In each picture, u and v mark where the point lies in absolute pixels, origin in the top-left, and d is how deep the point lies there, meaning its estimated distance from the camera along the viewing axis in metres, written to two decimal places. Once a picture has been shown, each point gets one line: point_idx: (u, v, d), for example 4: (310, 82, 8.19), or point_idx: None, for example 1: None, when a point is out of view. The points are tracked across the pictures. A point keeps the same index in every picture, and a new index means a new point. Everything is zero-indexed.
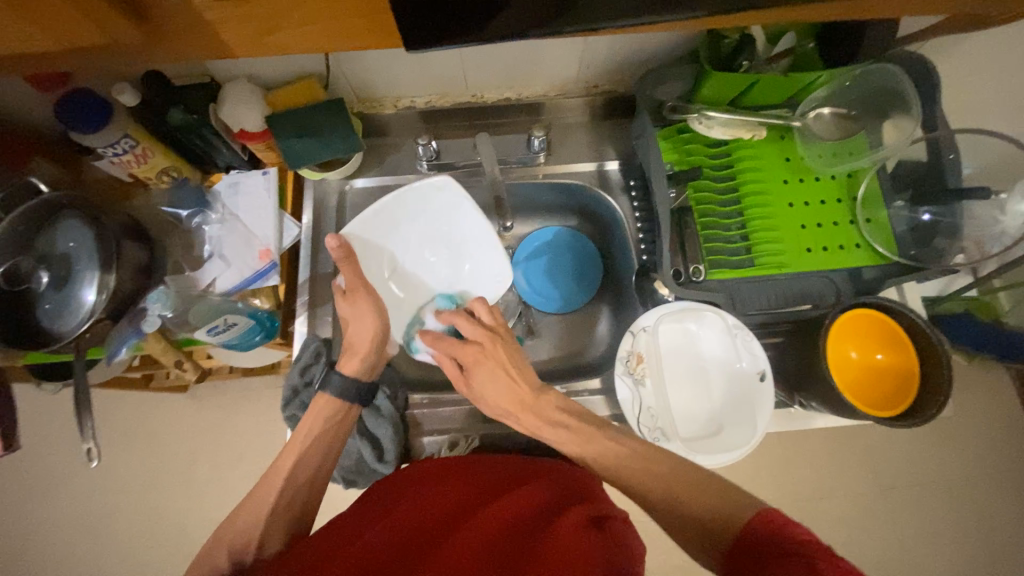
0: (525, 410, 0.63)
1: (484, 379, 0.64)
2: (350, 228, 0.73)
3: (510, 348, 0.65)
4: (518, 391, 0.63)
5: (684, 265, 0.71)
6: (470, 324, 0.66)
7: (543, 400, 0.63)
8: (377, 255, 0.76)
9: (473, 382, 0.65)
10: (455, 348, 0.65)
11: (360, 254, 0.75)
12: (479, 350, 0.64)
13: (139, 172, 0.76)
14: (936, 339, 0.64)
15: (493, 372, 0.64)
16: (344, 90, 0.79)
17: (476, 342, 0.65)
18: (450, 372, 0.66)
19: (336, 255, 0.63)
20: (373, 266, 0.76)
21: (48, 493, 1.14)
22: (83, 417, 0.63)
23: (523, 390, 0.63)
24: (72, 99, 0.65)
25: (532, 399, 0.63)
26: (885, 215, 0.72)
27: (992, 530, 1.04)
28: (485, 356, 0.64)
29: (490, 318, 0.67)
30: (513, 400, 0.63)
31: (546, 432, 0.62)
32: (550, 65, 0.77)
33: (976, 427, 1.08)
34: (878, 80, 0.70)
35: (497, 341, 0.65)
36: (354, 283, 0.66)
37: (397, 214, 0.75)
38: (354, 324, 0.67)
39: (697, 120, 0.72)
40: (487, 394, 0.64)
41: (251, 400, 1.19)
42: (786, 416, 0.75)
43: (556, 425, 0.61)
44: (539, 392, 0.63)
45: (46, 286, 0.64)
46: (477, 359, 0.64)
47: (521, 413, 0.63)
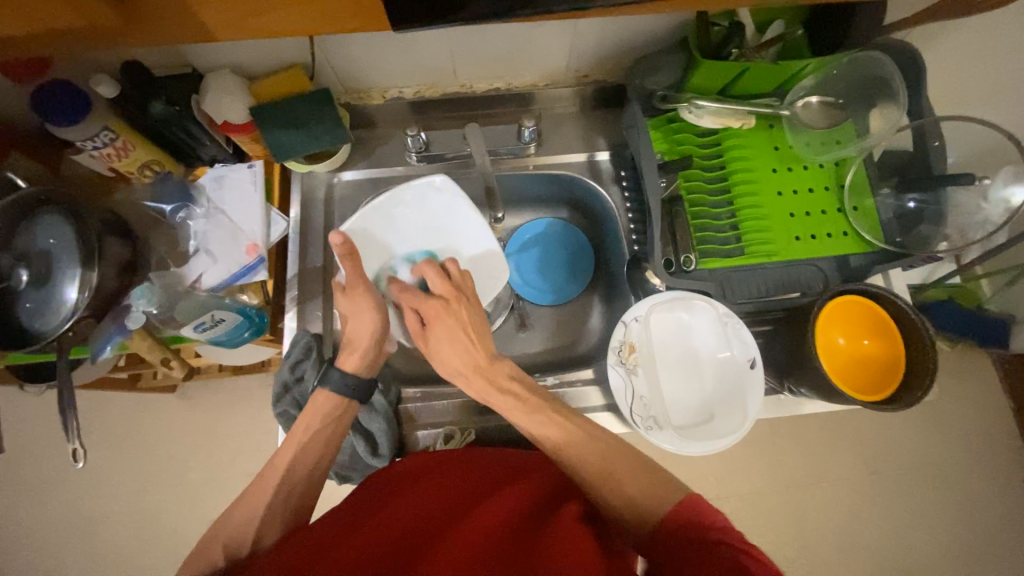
0: (479, 374, 0.61)
1: (442, 334, 0.62)
2: (348, 224, 0.73)
3: (473, 310, 0.63)
4: (475, 354, 0.61)
5: (676, 253, 0.70)
6: (437, 276, 0.64)
7: (497, 366, 0.62)
8: (377, 253, 0.75)
9: (431, 337, 0.63)
10: (418, 298, 0.63)
11: (359, 250, 0.73)
12: (440, 304, 0.62)
13: (120, 167, 0.74)
14: (921, 325, 0.65)
15: (453, 327, 0.62)
16: (330, 80, 0.78)
17: (439, 296, 0.63)
18: (411, 325, 0.64)
19: (339, 251, 0.60)
20: (371, 262, 0.74)
21: (35, 495, 1.12)
22: (69, 417, 0.62)
23: (479, 351, 0.61)
24: (48, 90, 0.63)
25: (487, 363, 0.61)
26: (872, 203, 0.73)
27: (974, 510, 1.07)
28: (446, 309, 0.62)
29: (457, 274, 0.66)
30: (467, 363, 0.62)
31: (495, 396, 0.61)
32: (540, 54, 0.76)
33: (960, 411, 1.10)
34: (867, 67, 0.71)
35: (458, 298, 0.63)
36: (354, 281, 0.63)
37: (396, 212, 0.74)
38: (353, 321, 0.65)
39: (688, 109, 0.73)
40: (444, 352, 0.62)
41: (242, 397, 1.18)
42: (775, 403, 0.75)
43: (509, 393, 0.60)
44: (494, 358, 0.62)
45: (26, 285, 0.62)
46: (438, 314, 0.62)
47: (474, 377, 0.61)
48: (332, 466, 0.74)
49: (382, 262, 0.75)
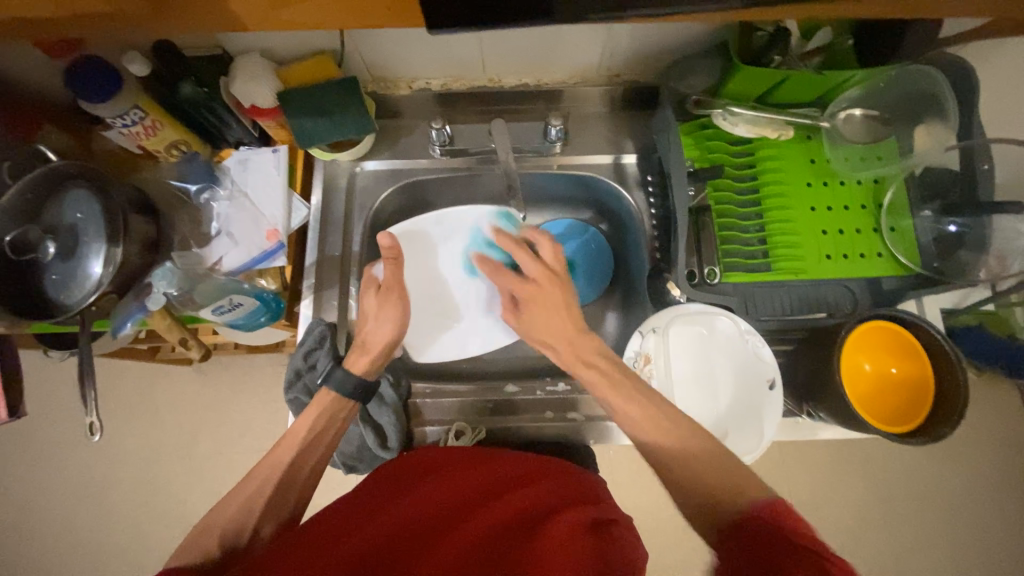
0: (569, 350, 0.61)
1: (537, 313, 0.63)
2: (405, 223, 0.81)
3: (567, 291, 0.63)
4: (567, 326, 0.61)
5: (700, 265, 0.69)
6: (529, 258, 0.64)
7: (584, 338, 0.61)
8: (418, 254, 0.81)
9: (527, 317, 0.64)
10: (512, 281, 0.65)
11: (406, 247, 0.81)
12: (535, 288, 0.63)
13: (148, 145, 0.75)
14: (954, 357, 0.62)
15: (548, 313, 0.62)
16: (358, 68, 0.77)
17: (534, 278, 0.64)
18: (506, 303, 0.67)
19: (387, 252, 0.65)
20: (413, 262, 0.81)
21: (54, 455, 1.16)
22: (87, 389, 0.64)
23: (569, 326, 0.61)
24: (81, 66, 0.64)
25: (577, 335, 0.61)
26: (910, 224, 0.70)
27: (988, 544, 1.03)
28: (540, 294, 0.63)
29: (550, 255, 0.64)
30: (563, 334, 0.62)
31: (581, 371, 0.60)
32: (572, 51, 0.74)
33: (983, 441, 1.06)
34: (917, 81, 0.67)
35: (553, 280, 0.63)
36: (392, 283, 0.66)
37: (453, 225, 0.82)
38: (373, 323, 0.67)
39: (722, 116, 0.69)
40: (536, 328, 0.64)
41: (254, 376, 1.19)
42: (792, 425, 0.75)
43: (591, 366, 0.59)
44: (585, 332, 0.61)
45: (53, 257, 0.63)
46: (533, 297, 0.63)
47: (568, 351, 0.61)
48: (336, 454, 0.74)
49: (419, 266, 0.81)
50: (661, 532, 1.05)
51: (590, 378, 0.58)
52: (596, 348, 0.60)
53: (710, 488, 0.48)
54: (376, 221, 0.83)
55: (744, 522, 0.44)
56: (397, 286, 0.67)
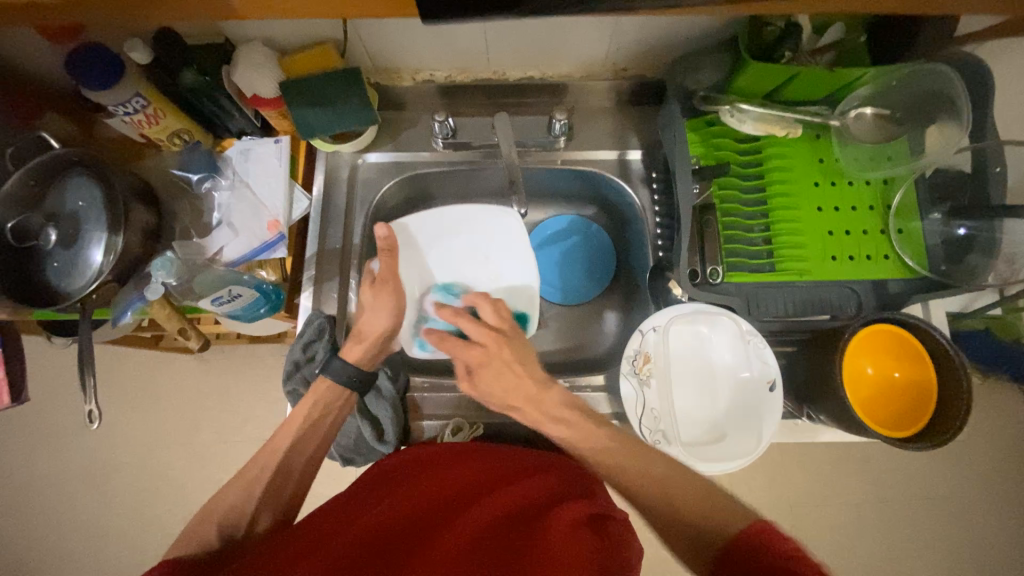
0: (530, 406, 0.59)
1: (491, 379, 0.61)
2: (405, 219, 0.79)
3: (516, 347, 0.62)
4: (523, 385, 0.60)
5: (702, 265, 0.67)
6: (472, 323, 0.61)
7: (547, 394, 0.60)
8: (414, 252, 0.79)
9: (480, 382, 0.62)
10: (460, 351, 0.62)
11: (402, 244, 0.79)
12: (483, 353, 0.61)
13: (150, 133, 0.75)
14: (958, 361, 0.61)
15: (500, 369, 0.60)
16: (361, 59, 0.76)
17: (483, 344, 0.61)
18: (457, 370, 0.63)
19: (382, 244, 0.65)
20: (409, 259, 0.79)
21: (57, 441, 1.17)
22: (87, 378, 0.64)
23: (530, 386, 0.59)
24: (83, 52, 0.64)
25: (538, 393, 0.59)
26: (918, 227, 0.68)
27: (987, 549, 1.03)
28: (490, 358, 0.61)
29: (493, 316, 0.63)
30: (523, 395, 0.60)
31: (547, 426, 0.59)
32: (577, 44, 0.73)
33: (985, 446, 1.05)
34: (928, 81, 0.66)
35: (502, 342, 0.61)
36: (386, 276, 0.66)
37: (453, 224, 0.80)
38: (369, 313, 0.67)
39: (730, 112, 0.68)
40: (491, 391, 0.61)
41: (255, 366, 1.20)
42: (791, 427, 0.74)
43: (557, 420, 0.59)
44: (544, 386, 0.60)
45: (54, 245, 0.63)
46: (483, 362, 0.61)
47: (531, 410, 0.59)
48: (334, 447, 0.74)
49: (417, 262, 0.79)
50: (657, 531, 1.05)
51: (562, 434, 0.58)
52: (560, 400, 0.60)
53: (699, 511, 0.47)
54: (377, 213, 0.83)
55: (731, 548, 0.43)
56: (393, 278, 0.67)
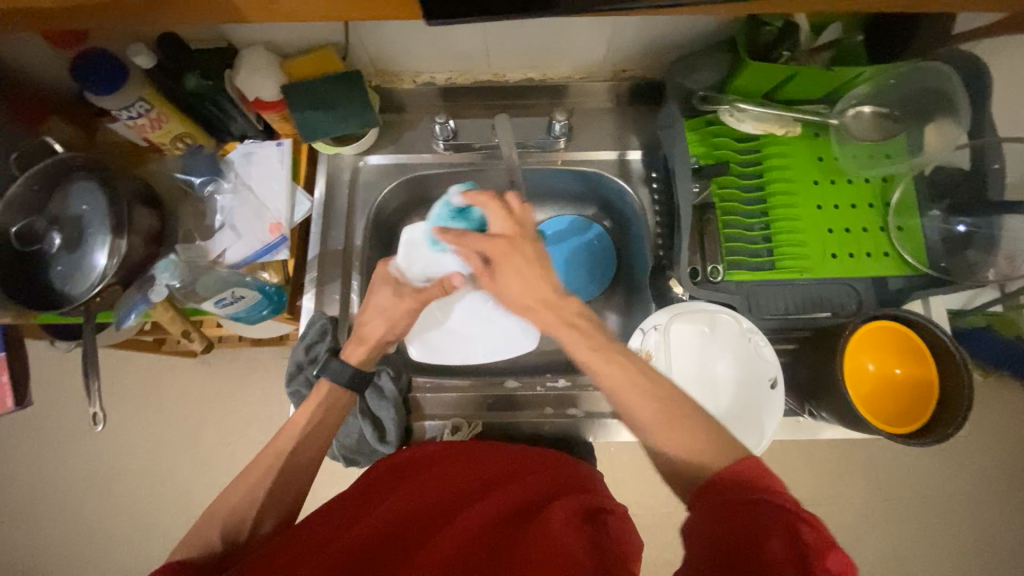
0: (547, 308, 0.58)
1: (511, 274, 0.59)
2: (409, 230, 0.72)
3: (538, 247, 0.60)
4: (543, 288, 0.58)
5: (702, 263, 0.68)
6: (500, 210, 0.61)
7: (566, 301, 0.58)
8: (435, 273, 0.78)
9: (499, 279, 0.60)
10: (479, 239, 0.61)
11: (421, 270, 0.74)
12: (503, 243, 0.60)
13: (154, 138, 0.76)
14: (958, 357, 0.62)
15: (522, 265, 0.59)
16: (362, 62, 0.77)
17: (504, 235, 0.61)
18: (477, 266, 0.63)
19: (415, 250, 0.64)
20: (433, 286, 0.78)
21: (61, 445, 1.17)
22: (91, 380, 0.64)
23: (548, 287, 0.58)
24: (88, 57, 0.65)
25: (557, 298, 0.58)
26: (918, 224, 0.69)
27: (991, 547, 1.02)
28: (511, 250, 0.59)
29: (519, 208, 0.62)
30: (538, 298, 0.58)
31: (561, 332, 0.57)
32: (577, 45, 0.73)
33: (987, 443, 1.05)
34: (926, 78, 0.66)
35: (523, 236, 0.60)
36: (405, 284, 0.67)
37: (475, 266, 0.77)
38: (380, 316, 0.67)
39: (729, 112, 0.69)
40: (512, 290, 0.60)
41: (258, 369, 1.20)
42: (793, 425, 0.74)
43: (574, 327, 0.57)
44: (564, 294, 0.58)
45: (58, 249, 0.64)
46: (504, 253, 0.60)
47: (544, 312, 0.58)
48: (336, 448, 0.74)
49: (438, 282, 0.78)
50: (661, 531, 1.05)
51: (568, 338, 0.56)
52: (578, 311, 0.58)
53: None
54: (378, 215, 0.83)
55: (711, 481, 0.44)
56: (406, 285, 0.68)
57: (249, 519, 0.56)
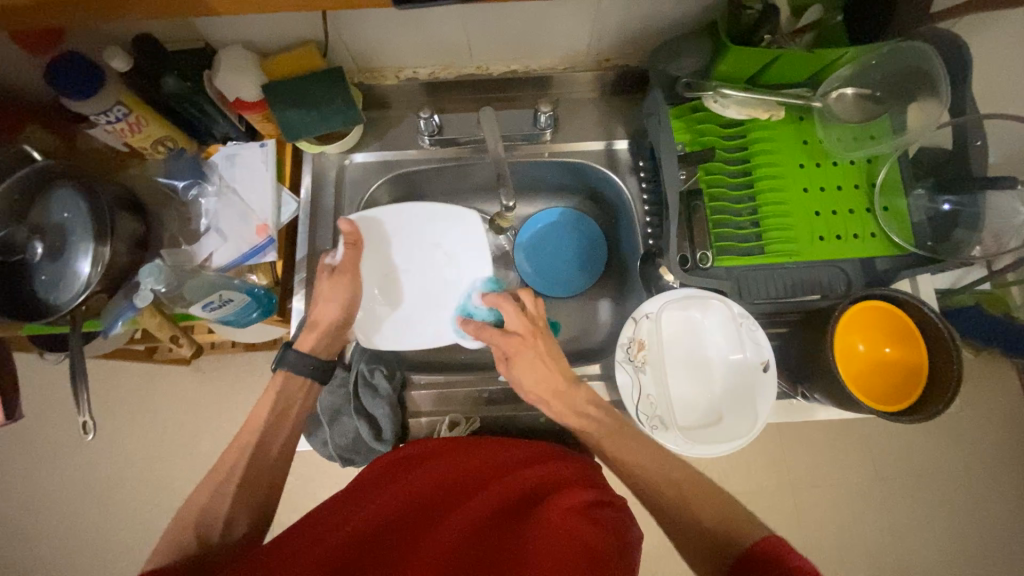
0: (558, 398, 0.62)
1: (523, 369, 0.63)
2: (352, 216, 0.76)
3: (551, 341, 0.64)
4: (554, 380, 0.62)
5: (691, 250, 0.68)
6: (513, 310, 0.64)
7: (575, 390, 0.63)
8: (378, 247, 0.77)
9: (513, 369, 0.64)
10: (499, 338, 0.64)
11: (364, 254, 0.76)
12: (519, 341, 0.63)
13: (134, 142, 0.75)
14: (946, 334, 0.62)
15: (534, 361, 0.63)
16: (343, 57, 0.75)
17: (518, 333, 0.64)
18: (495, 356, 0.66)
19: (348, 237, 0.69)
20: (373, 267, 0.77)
21: (56, 458, 1.16)
22: (80, 389, 0.63)
23: (560, 378, 0.62)
24: (60, 61, 0.63)
25: (566, 388, 0.62)
26: (904, 204, 0.69)
27: (986, 523, 1.04)
28: (524, 347, 0.63)
29: (534, 306, 0.65)
30: (549, 388, 0.63)
31: (573, 421, 0.62)
32: (560, 35, 0.73)
33: (979, 421, 1.06)
34: (906, 59, 0.66)
35: (539, 334, 0.64)
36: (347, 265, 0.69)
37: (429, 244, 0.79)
38: None
39: (713, 98, 0.69)
40: (525, 381, 0.63)
41: (252, 373, 1.19)
42: (787, 407, 0.74)
43: (585, 416, 0.61)
44: (573, 383, 0.63)
45: (41, 258, 0.63)
46: (518, 349, 0.63)
47: (554, 403, 0.62)
48: (332, 448, 0.74)
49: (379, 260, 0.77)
50: None
51: (585, 425, 0.61)
52: (589, 398, 0.63)
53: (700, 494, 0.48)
54: (367, 213, 0.82)
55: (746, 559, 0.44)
56: (351, 272, 0.70)
57: (255, 513, 0.56)
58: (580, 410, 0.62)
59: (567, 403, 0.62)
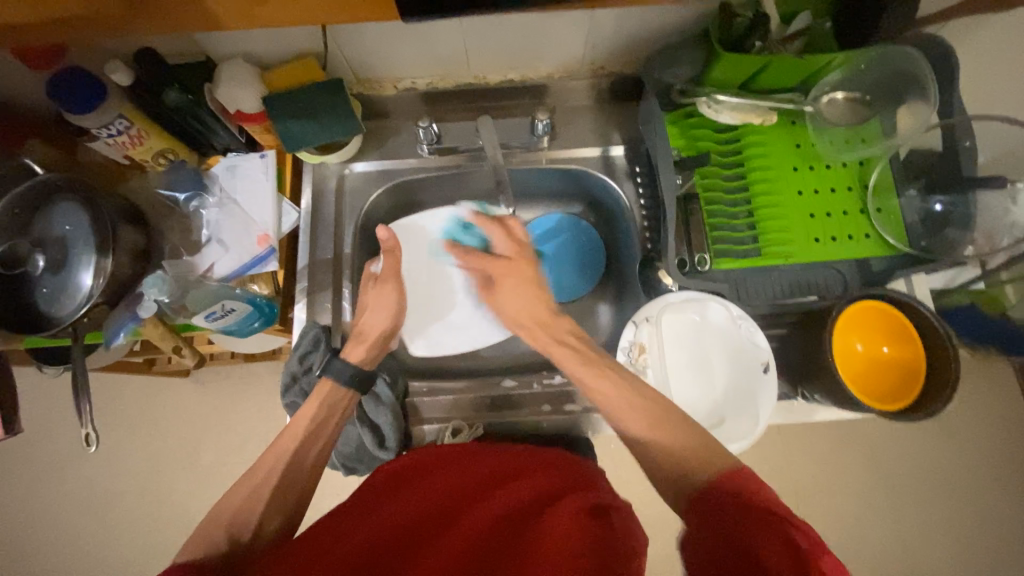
0: (542, 329, 0.64)
1: (511, 289, 0.68)
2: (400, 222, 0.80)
3: (536, 267, 0.68)
4: (537, 309, 0.65)
5: (689, 253, 0.69)
6: (502, 235, 0.69)
7: (559, 322, 0.64)
8: (418, 250, 0.81)
9: (497, 293, 0.70)
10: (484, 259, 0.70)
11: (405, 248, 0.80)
12: (505, 264, 0.68)
13: (134, 154, 0.75)
14: (945, 333, 0.63)
15: (519, 284, 0.67)
16: (343, 71, 0.77)
17: (506, 255, 0.69)
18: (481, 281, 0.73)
19: (386, 245, 0.68)
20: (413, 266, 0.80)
21: (54, 472, 1.15)
22: (82, 401, 0.63)
23: (544, 309, 0.65)
24: (64, 77, 0.64)
25: (548, 319, 0.64)
26: (896, 204, 0.70)
27: (988, 520, 1.04)
28: (513, 271, 0.68)
29: (522, 234, 0.70)
30: (534, 316, 0.66)
31: (556, 350, 0.62)
32: (555, 44, 0.74)
33: (977, 418, 1.07)
34: (895, 62, 0.67)
35: (524, 258, 0.68)
36: (386, 273, 0.69)
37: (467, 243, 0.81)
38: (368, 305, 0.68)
39: (706, 103, 0.70)
40: (508, 307, 0.69)
41: (252, 384, 1.19)
42: (787, 407, 0.75)
43: (565, 344, 0.62)
44: (558, 313, 0.65)
45: (42, 270, 0.63)
46: (505, 272, 0.68)
47: (538, 332, 0.64)
48: (335, 456, 0.74)
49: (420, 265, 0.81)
50: (665, 523, 1.05)
51: (564, 355, 0.61)
52: (569, 328, 0.64)
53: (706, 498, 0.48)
54: (368, 221, 0.83)
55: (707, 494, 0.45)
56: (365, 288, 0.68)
57: (264, 524, 0.56)
58: (560, 338, 0.63)
59: (546, 330, 0.64)
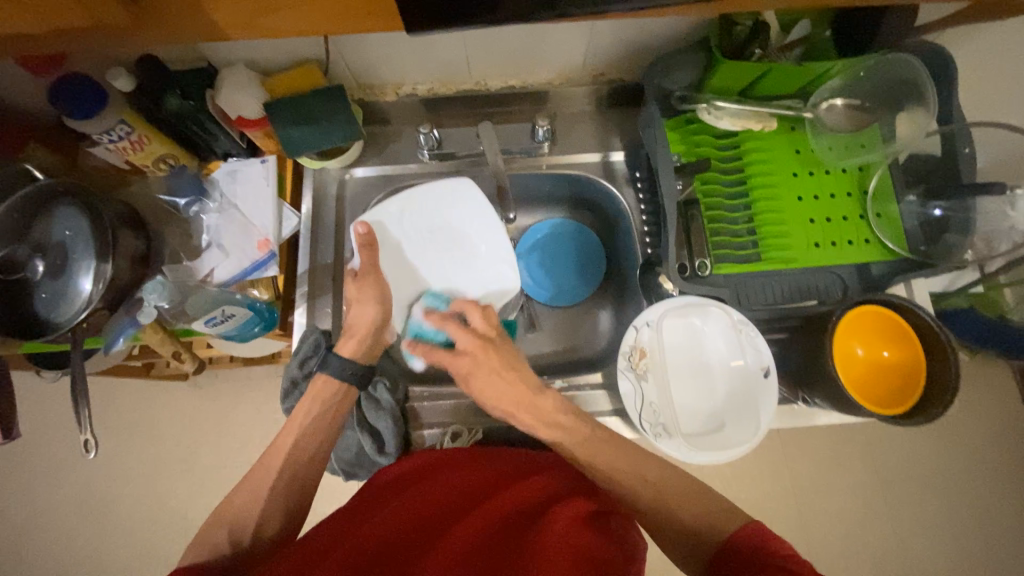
0: (525, 408, 0.59)
1: (480, 387, 0.60)
2: (371, 215, 0.73)
3: (503, 352, 0.62)
4: (517, 390, 0.59)
5: (690, 258, 0.69)
6: (460, 328, 0.62)
7: (543, 398, 0.60)
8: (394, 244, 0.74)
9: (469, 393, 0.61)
10: (444, 357, 0.62)
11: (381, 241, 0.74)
12: (472, 359, 0.61)
13: (135, 159, 0.75)
14: (944, 337, 0.63)
15: (488, 377, 0.60)
16: (344, 77, 0.77)
17: (468, 348, 0.61)
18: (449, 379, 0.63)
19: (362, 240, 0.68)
20: (392, 259, 0.74)
21: (51, 477, 1.15)
22: (81, 406, 0.63)
23: (522, 391, 0.59)
24: (65, 84, 0.64)
25: (532, 398, 0.59)
26: (895, 210, 0.70)
27: (989, 526, 1.04)
28: (479, 364, 0.61)
29: (481, 323, 0.64)
30: (514, 398, 0.60)
31: (545, 431, 0.59)
32: (556, 50, 0.74)
33: (977, 423, 1.07)
34: (896, 70, 0.67)
35: (488, 348, 0.61)
36: (368, 269, 0.69)
37: (446, 224, 0.76)
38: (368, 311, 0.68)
39: (707, 110, 0.71)
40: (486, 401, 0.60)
41: (251, 388, 1.19)
42: (789, 412, 0.73)
43: (554, 424, 0.58)
44: (539, 391, 0.60)
45: (41, 275, 0.63)
46: (472, 368, 0.61)
47: (521, 414, 0.59)
48: (335, 461, 0.74)
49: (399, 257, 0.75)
50: None
51: (555, 439, 0.58)
52: (558, 405, 0.59)
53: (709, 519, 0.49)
54: None
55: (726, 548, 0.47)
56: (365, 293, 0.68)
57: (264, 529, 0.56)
58: (552, 419, 0.59)
59: (538, 414, 0.59)
